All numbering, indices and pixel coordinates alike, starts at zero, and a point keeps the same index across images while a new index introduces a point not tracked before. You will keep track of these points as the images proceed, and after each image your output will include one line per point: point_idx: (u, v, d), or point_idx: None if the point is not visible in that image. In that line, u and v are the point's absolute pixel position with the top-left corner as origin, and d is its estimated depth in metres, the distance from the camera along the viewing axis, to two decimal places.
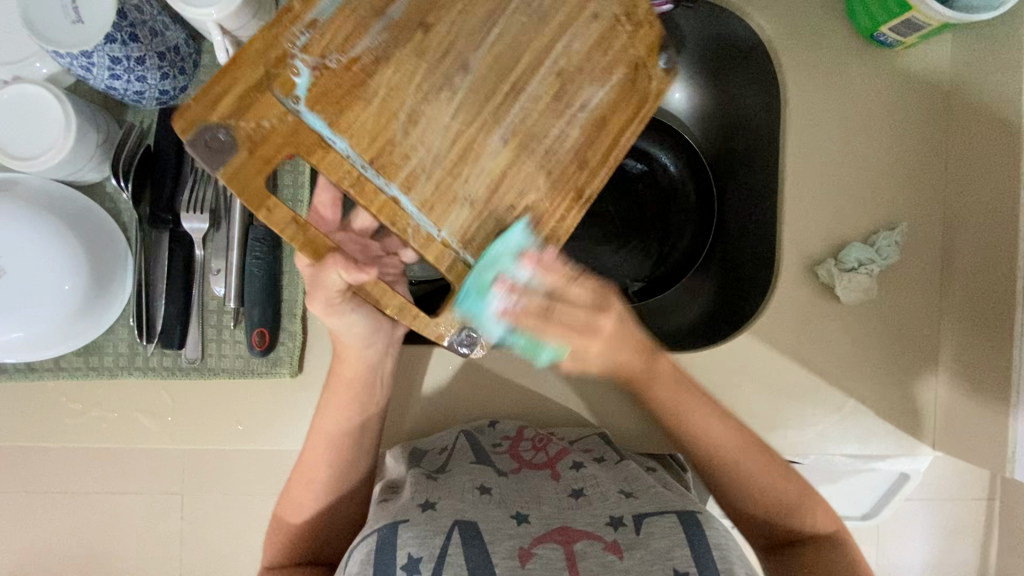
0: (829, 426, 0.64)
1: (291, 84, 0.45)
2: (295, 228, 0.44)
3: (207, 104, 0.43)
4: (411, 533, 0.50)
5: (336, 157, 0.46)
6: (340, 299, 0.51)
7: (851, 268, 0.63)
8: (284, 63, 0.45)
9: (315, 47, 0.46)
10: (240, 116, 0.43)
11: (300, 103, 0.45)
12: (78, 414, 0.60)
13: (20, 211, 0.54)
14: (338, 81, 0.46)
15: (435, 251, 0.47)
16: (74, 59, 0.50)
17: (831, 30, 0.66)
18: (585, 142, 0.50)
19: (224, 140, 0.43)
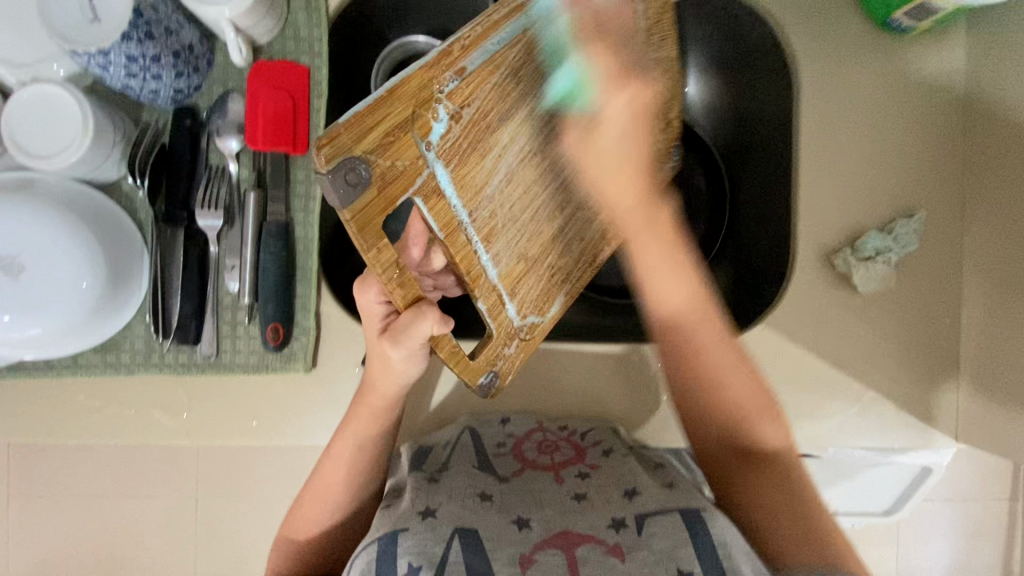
0: (848, 419, 0.63)
1: (429, 128, 0.37)
2: (393, 271, 0.38)
3: (350, 126, 0.33)
4: (410, 541, 0.48)
5: (445, 207, 0.40)
6: (421, 348, 0.47)
7: (869, 257, 0.62)
8: (429, 102, 0.37)
9: (468, 95, 0.38)
10: (380, 146, 0.35)
11: (432, 150, 0.38)
12: (96, 410, 0.61)
13: (37, 209, 0.54)
14: (470, 140, 0.39)
15: (490, 299, 0.45)
16: (91, 58, 0.50)
17: (842, 17, 0.65)
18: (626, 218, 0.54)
19: (364, 176, 0.34)
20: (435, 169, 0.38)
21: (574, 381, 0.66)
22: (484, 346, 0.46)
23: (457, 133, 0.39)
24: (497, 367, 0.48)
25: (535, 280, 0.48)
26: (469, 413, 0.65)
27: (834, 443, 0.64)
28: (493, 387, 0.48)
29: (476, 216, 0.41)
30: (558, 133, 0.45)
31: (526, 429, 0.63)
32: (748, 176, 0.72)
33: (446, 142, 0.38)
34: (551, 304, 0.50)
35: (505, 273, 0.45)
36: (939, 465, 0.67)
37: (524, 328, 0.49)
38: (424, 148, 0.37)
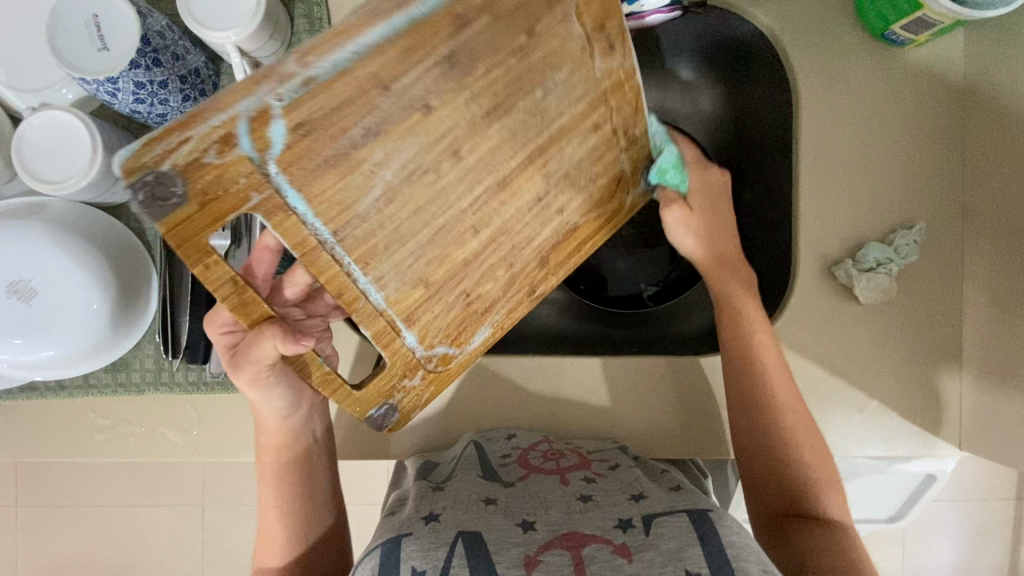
0: (852, 428, 0.64)
1: (231, 143, 0.36)
2: (232, 288, 0.40)
3: (170, 149, 0.35)
4: (414, 546, 0.48)
5: (297, 223, 0.39)
6: (269, 373, 0.48)
7: (870, 268, 0.62)
8: (263, 118, 0.36)
9: (303, 111, 0.36)
10: (204, 162, 0.36)
11: (273, 166, 0.37)
12: (106, 429, 0.61)
13: (47, 232, 0.55)
14: (314, 151, 0.37)
15: (377, 327, 0.45)
16: (100, 85, 0.51)
17: (840, 30, 0.66)
18: (553, 243, 0.49)
19: (173, 190, 0.35)
20: (284, 192, 0.38)
21: (580, 395, 0.66)
22: (376, 377, 0.48)
23: (302, 144, 0.37)
24: (394, 398, 0.50)
25: (442, 308, 0.46)
26: (475, 428, 0.66)
27: (839, 453, 0.64)
28: (389, 418, 0.51)
29: (339, 234, 0.40)
30: (465, 151, 0.41)
31: (532, 442, 0.64)
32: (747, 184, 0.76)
33: (286, 153, 0.37)
34: (469, 337, 0.49)
35: (392, 301, 0.44)
36: (943, 473, 0.68)
37: (433, 359, 0.49)
38: (260, 163, 0.37)
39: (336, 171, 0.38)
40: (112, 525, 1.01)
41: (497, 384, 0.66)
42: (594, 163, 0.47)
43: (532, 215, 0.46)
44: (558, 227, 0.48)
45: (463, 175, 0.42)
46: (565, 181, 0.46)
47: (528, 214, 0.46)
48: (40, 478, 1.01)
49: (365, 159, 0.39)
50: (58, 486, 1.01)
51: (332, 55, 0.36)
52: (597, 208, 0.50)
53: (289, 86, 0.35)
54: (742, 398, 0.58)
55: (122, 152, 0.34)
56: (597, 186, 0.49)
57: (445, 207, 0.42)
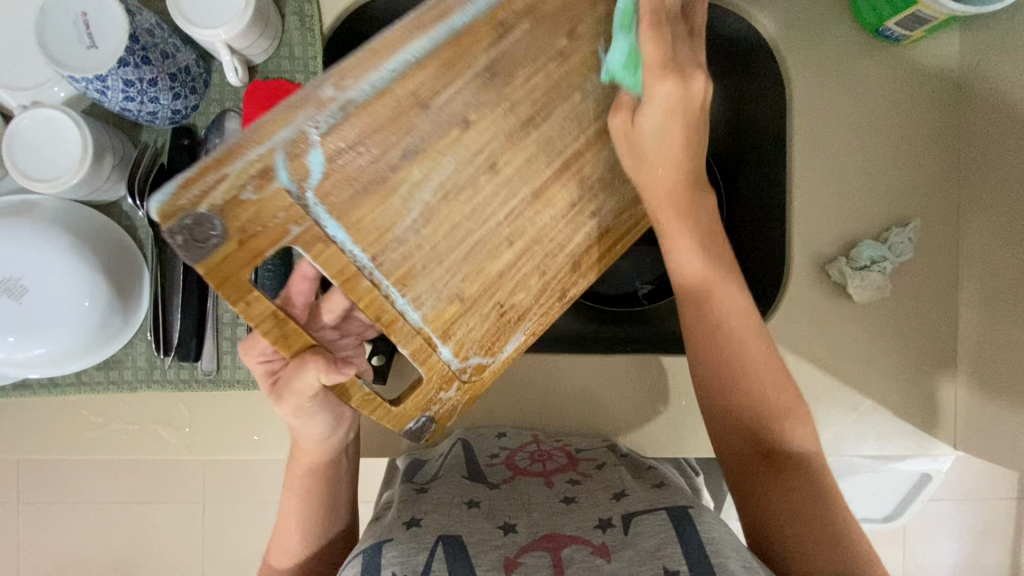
0: (845, 427, 0.63)
1: (304, 172, 0.38)
2: (273, 322, 0.41)
3: (201, 191, 0.35)
4: (395, 551, 0.47)
5: (337, 250, 0.42)
6: (311, 403, 0.46)
7: (864, 266, 0.62)
8: (300, 147, 0.38)
9: (339, 139, 0.39)
10: (240, 199, 0.37)
11: (313, 197, 0.39)
12: (99, 427, 0.61)
13: (37, 231, 0.55)
14: (349, 185, 0.41)
15: (415, 344, 0.47)
16: (89, 83, 0.51)
17: (835, 26, 0.65)
18: (584, 247, 0.51)
19: (214, 229, 0.36)
20: (323, 221, 0.40)
21: (572, 393, 0.65)
22: (414, 393, 0.49)
23: (339, 174, 0.40)
24: (432, 410, 0.51)
25: (477, 320, 0.48)
26: (465, 426, 0.66)
27: (832, 452, 0.64)
28: (426, 429, 0.53)
29: (378, 259, 0.43)
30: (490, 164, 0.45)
31: (521, 443, 0.64)
32: (743, 181, 0.76)
33: (325, 183, 0.39)
34: (503, 344, 0.51)
35: (431, 317, 0.47)
36: (938, 472, 0.67)
37: (468, 369, 0.50)
38: (297, 194, 0.39)
39: (373, 196, 0.42)
40: (111, 522, 1.01)
41: (488, 382, 0.66)
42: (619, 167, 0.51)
43: (563, 223, 0.49)
44: (588, 234, 0.51)
45: (497, 192, 0.46)
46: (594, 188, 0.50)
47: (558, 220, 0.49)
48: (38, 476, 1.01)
49: (401, 182, 0.42)
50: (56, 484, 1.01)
51: (371, 77, 0.38)
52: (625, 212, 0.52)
53: (325, 114, 0.37)
54: (706, 400, 0.53)
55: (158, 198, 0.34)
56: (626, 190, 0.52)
57: (481, 223, 0.46)
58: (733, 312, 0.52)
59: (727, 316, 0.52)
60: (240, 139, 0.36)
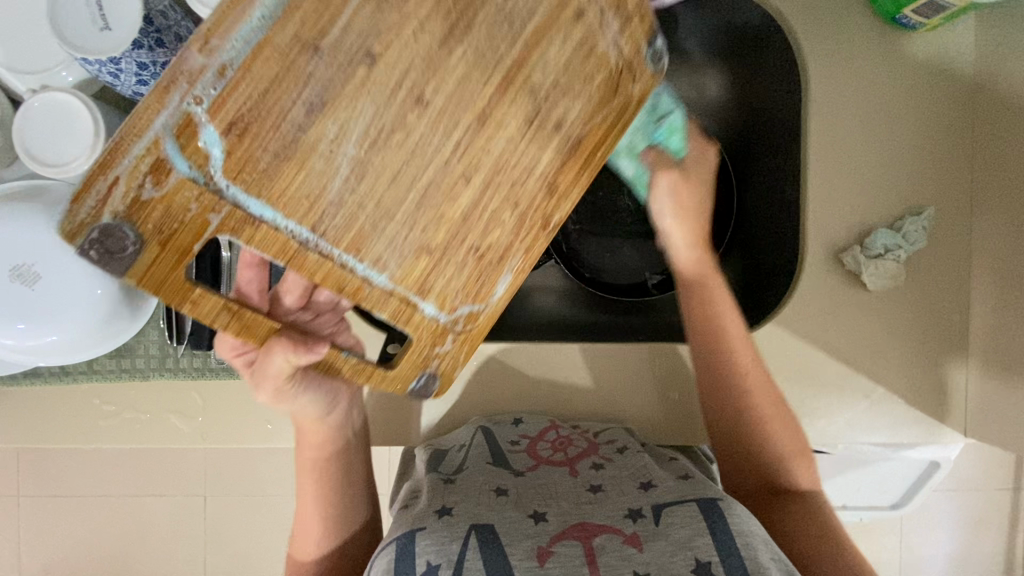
0: (857, 415, 0.64)
1: (206, 157, 0.38)
2: (228, 315, 0.41)
3: (102, 199, 0.36)
4: (428, 540, 0.48)
5: (266, 230, 0.40)
6: (290, 383, 0.48)
7: (878, 254, 0.62)
8: (188, 129, 0.37)
9: (227, 107, 0.38)
10: (146, 198, 0.37)
11: (226, 182, 0.39)
12: (110, 416, 0.61)
13: (49, 216, 0.54)
14: (257, 149, 0.39)
15: (393, 306, 0.45)
16: (102, 66, 0.51)
17: (851, 14, 0.65)
18: (557, 165, 0.45)
19: (126, 238, 0.37)
20: (242, 201, 0.39)
21: (587, 381, 0.65)
22: (406, 352, 0.47)
23: (240, 150, 0.39)
24: (431, 367, 0.48)
25: (454, 268, 0.45)
26: (482, 414, 0.65)
27: (844, 440, 0.64)
28: (431, 387, 0.49)
29: (319, 229, 0.41)
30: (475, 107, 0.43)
31: (540, 429, 0.63)
32: (754, 170, 0.76)
33: (230, 161, 0.39)
34: (491, 289, 0.46)
35: (399, 278, 0.44)
36: (947, 460, 0.68)
37: (460, 320, 0.46)
38: (205, 182, 0.38)
39: (287, 163, 0.40)
40: (118, 514, 1.02)
41: (503, 372, 0.65)
42: (592, 118, 0.44)
43: (525, 145, 0.44)
44: (559, 149, 0.44)
45: (434, 123, 0.42)
46: (552, 94, 0.43)
47: (518, 141, 0.43)
48: (44, 467, 1.01)
49: (316, 143, 0.40)
50: (64, 475, 1.01)
51: (236, 30, 0.37)
52: (601, 113, 0.45)
53: (204, 85, 0.37)
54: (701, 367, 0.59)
55: (58, 220, 0.36)
56: (593, 90, 0.44)
57: (422, 163, 0.42)
58: (732, 318, 0.59)
59: (729, 319, 0.58)
60: (117, 140, 0.36)
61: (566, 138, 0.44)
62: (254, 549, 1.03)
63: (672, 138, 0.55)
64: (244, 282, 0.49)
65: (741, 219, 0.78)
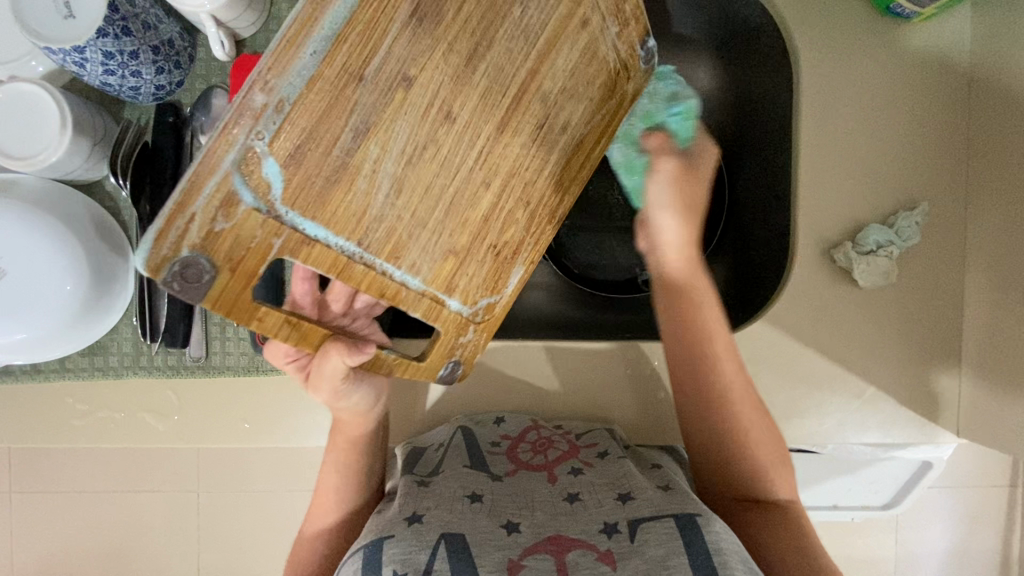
0: (847, 415, 0.63)
1: (266, 183, 0.36)
2: (289, 328, 0.40)
3: (179, 237, 0.33)
4: (394, 549, 0.47)
5: (322, 249, 0.39)
6: (345, 385, 0.48)
7: (870, 251, 0.61)
8: (253, 162, 0.35)
9: (285, 142, 0.36)
10: (215, 231, 0.35)
11: (284, 208, 0.37)
12: (84, 415, 0.59)
13: (14, 210, 0.53)
14: (314, 175, 0.37)
15: (425, 306, 0.44)
16: (67, 55, 0.49)
17: (843, 3, 0.63)
18: (563, 165, 0.47)
19: (201, 269, 0.35)
20: (301, 225, 0.38)
21: (570, 379, 0.64)
22: (434, 344, 0.47)
23: (299, 176, 0.37)
24: (456, 355, 0.49)
25: (475, 267, 0.45)
26: (467, 414, 0.63)
27: (834, 440, 0.63)
28: (456, 373, 0.50)
29: (365, 244, 0.40)
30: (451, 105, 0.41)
31: (520, 430, 0.61)
32: (744, 164, 0.75)
33: (288, 189, 0.37)
34: (506, 280, 0.48)
35: (431, 278, 0.44)
36: (939, 460, 0.67)
37: (479, 312, 0.47)
38: (268, 211, 0.36)
39: (339, 185, 0.38)
40: (104, 512, 1.00)
41: (486, 371, 0.64)
42: None
43: (535, 150, 0.45)
44: (561, 151, 0.46)
45: (460, 135, 0.41)
46: (559, 101, 0.45)
47: (530, 147, 0.44)
48: (30, 465, 1.00)
49: (361, 164, 0.39)
50: (50, 473, 1.00)
51: (295, 64, 0.34)
52: (596, 116, 0.48)
53: (266, 122, 0.35)
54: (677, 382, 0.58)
55: (137, 259, 0.33)
56: (594, 91, 0.46)
57: (449, 174, 0.42)
58: (709, 306, 0.57)
59: (706, 306, 0.57)
60: (193, 176, 0.33)
61: (569, 142, 0.47)
62: (242, 546, 1.02)
63: (676, 119, 0.56)
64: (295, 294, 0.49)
65: (733, 214, 0.77)
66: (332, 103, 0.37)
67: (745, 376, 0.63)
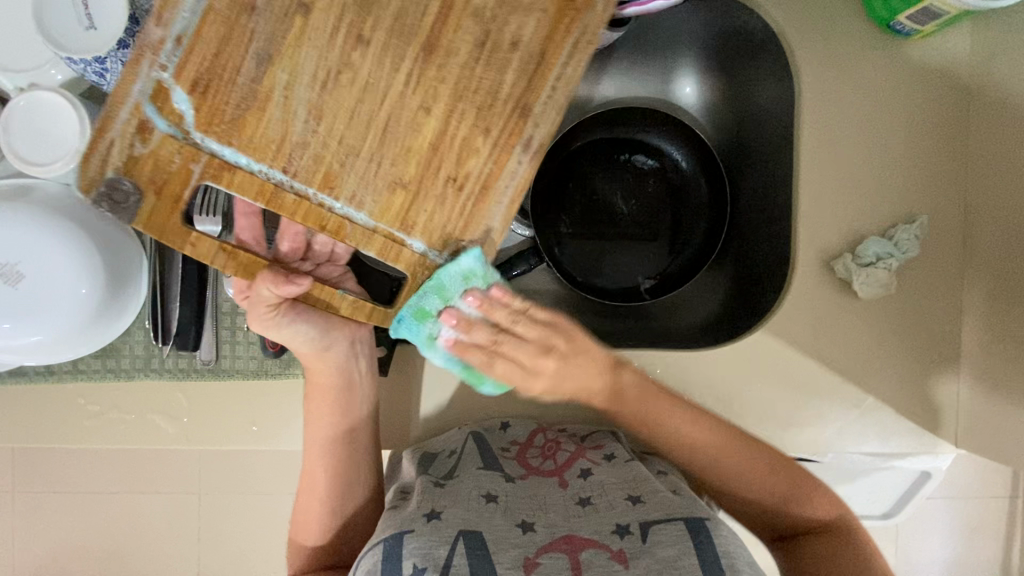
0: (846, 424, 0.64)
1: (177, 114, 0.44)
2: (225, 255, 0.46)
3: (101, 160, 0.43)
4: (416, 543, 0.51)
5: (244, 176, 0.45)
6: (279, 312, 0.52)
7: (870, 263, 0.62)
8: (161, 94, 0.43)
9: (189, 70, 0.43)
10: (137, 156, 0.43)
11: (196, 134, 0.44)
12: (95, 416, 0.60)
13: (33, 215, 0.54)
14: (223, 101, 0.44)
15: (378, 242, 0.48)
16: (88, 65, 0.51)
17: (846, 19, 0.64)
18: (521, 86, 0.47)
19: (125, 190, 0.43)
20: (218, 151, 0.45)
21: None
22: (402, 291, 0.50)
23: (207, 106, 0.44)
24: (434, 302, 0.51)
25: (434, 202, 0.48)
26: (472, 419, 0.64)
27: (833, 449, 0.64)
28: (439, 322, 0.52)
29: (290, 171, 0.46)
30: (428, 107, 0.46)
31: (529, 434, 0.62)
32: (746, 175, 0.76)
33: (200, 115, 0.44)
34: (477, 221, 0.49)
35: (380, 214, 0.48)
36: (938, 470, 0.67)
37: (452, 255, 0.50)
38: (183, 137, 0.44)
39: (252, 112, 0.44)
40: (108, 512, 1.01)
41: None
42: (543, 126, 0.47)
43: (482, 69, 0.46)
44: (520, 65, 0.47)
45: (379, 59, 0.45)
46: (500, 14, 0.46)
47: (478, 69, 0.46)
48: (34, 466, 1.01)
49: (271, 90, 0.44)
50: (55, 475, 1.00)
51: (181, 2, 0.42)
52: (555, 31, 0.47)
53: (167, 54, 0.43)
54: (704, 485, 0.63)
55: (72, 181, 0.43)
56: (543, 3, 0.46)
57: (376, 102, 0.46)
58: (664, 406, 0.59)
59: (661, 409, 0.59)
60: (108, 109, 0.42)
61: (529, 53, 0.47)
62: (244, 547, 1.03)
63: (481, 384, 0.56)
64: (239, 230, 0.52)
65: (734, 224, 0.78)
66: (227, 36, 0.43)
67: (746, 385, 0.64)
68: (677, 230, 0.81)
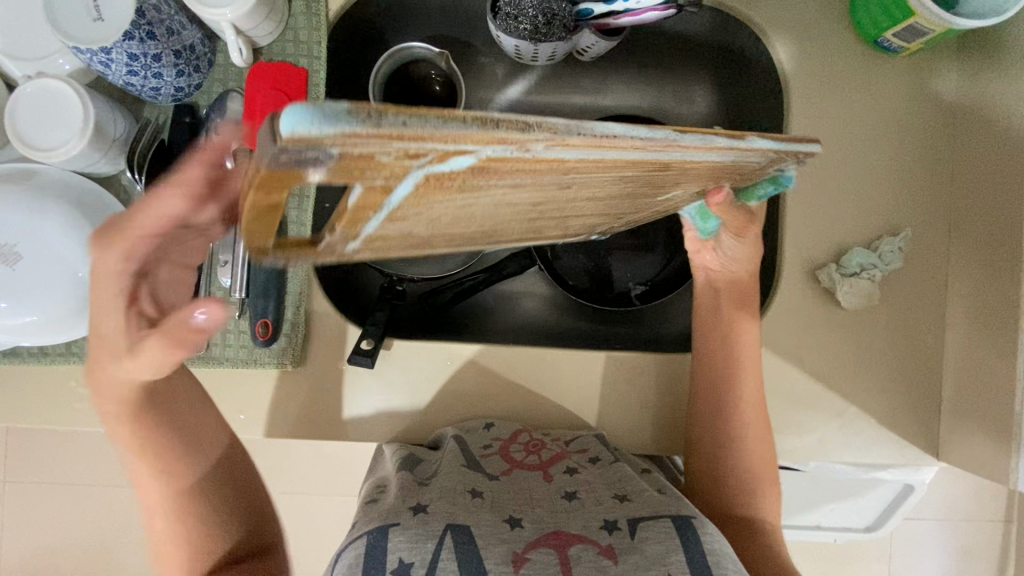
0: (829, 434, 0.64)
1: (449, 156, 0.25)
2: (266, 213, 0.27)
3: (353, 133, 0.22)
4: (400, 538, 0.48)
5: (378, 204, 0.28)
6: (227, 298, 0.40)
7: (853, 273, 0.63)
8: (460, 154, 0.25)
9: (495, 163, 0.27)
10: (369, 157, 0.24)
11: (423, 170, 0.26)
12: (85, 399, 0.61)
13: (36, 199, 0.56)
14: (453, 181, 0.28)
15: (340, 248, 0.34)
16: (94, 55, 0.52)
17: (834, 36, 0.66)
18: (540, 235, 0.50)
19: (313, 158, 0.22)
20: (398, 194, 0.28)
21: (559, 385, 0.66)
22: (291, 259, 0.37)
23: (456, 177, 0.28)
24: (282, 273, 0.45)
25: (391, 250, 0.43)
26: (453, 416, 0.66)
27: (814, 458, 0.64)
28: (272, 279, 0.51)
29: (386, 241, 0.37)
30: (477, 233, 0.43)
31: (512, 434, 0.63)
32: None
33: (446, 175, 0.27)
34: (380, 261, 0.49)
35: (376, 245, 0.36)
36: (919, 484, 0.68)
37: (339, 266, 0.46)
38: (422, 167, 0.26)
39: (451, 190, 0.30)
40: (99, 501, 1.02)
41: (480, 377, 0.66)
42: (586, 224, 0.51)
43: (511, 235, 0.47)
44: (525, 236, 0.49)
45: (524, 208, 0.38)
46: (565, 224, 0.48)
47: (511, 232, 0.46)
48: (29, 454, 1.02)
49: (482, 192, 0.31)
50: (53, 463, 1.03)
51: (570, 150, 0.27)
52: (566, 231, 0.52)
53: (512, 148, 0.26)
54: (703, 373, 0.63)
55: (305, 114, 0.21)
56: (577, 228, 0.52)
57: (482, 223, 0.40)
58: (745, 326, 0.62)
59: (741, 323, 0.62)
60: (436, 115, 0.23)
61: (542, 235, 0.51)
62: None
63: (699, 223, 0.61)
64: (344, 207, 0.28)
65: None
66: (534, 168, 0.29)
67: None
68: (670, 237, 0.82)
